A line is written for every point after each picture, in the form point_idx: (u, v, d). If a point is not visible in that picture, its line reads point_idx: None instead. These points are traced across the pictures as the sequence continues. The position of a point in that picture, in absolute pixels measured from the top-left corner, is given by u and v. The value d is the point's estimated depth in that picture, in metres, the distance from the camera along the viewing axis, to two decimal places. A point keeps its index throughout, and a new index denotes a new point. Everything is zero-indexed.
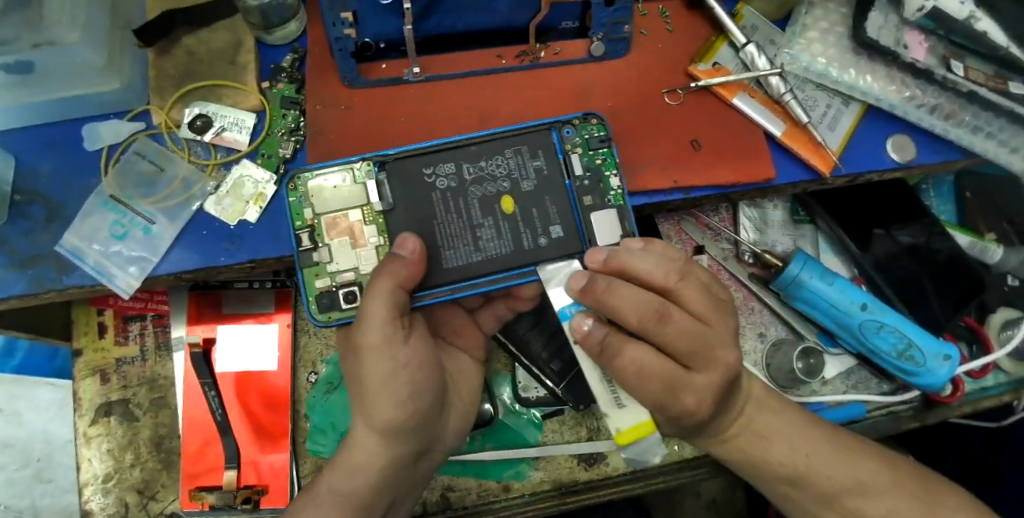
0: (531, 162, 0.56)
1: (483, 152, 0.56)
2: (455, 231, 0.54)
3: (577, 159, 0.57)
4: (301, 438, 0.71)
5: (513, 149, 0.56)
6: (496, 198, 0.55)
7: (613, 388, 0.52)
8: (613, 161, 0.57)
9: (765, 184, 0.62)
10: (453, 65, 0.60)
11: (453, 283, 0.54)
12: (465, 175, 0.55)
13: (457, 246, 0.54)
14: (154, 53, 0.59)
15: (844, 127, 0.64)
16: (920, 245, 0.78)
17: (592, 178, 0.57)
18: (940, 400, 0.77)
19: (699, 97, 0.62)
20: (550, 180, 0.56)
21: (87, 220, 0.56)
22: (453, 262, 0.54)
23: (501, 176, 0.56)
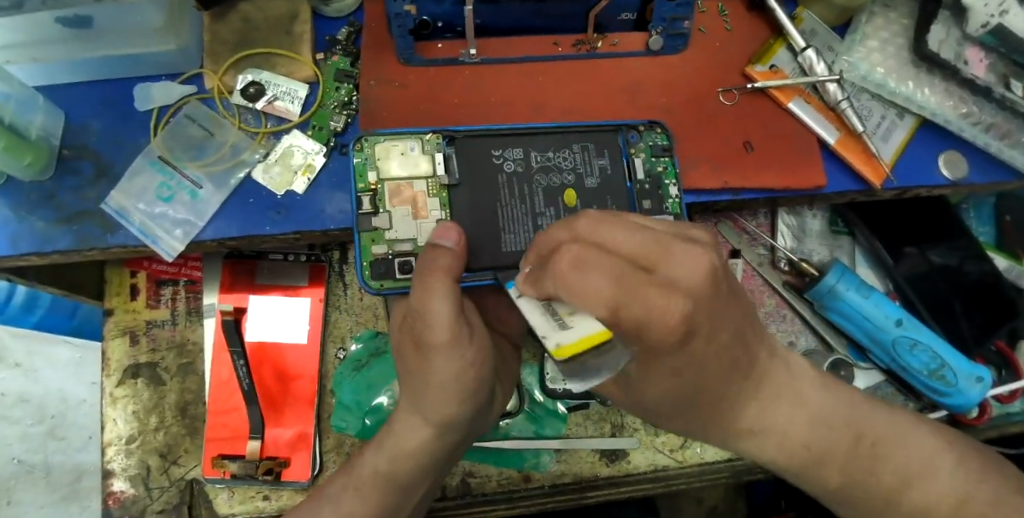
0: (597, 160, 0.56)
1: (554, 143, 0.56)
2: (516, 216, 0.53)
3: (640, 163, 0.56)
4: (326, 413, 0.71)
5: (581, 144, 0.56)
6: (559, 190, 0.54)
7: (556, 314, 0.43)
8: (674, 171, 0.57)
9: (815, 191, 0.61)
10: (510, 49, 0.60)
11: (506, 268, 0.52)
12: (531, 162, 0.55)
13: (516, 231, 0.53)
14: (210, 17, 0.59)
15: (898, 140, 0.63)
16: (951, 267, 0.78)
17: (652, 184, 0.56)
18: (966, 422, 0.76)
19: (756, 99, 0.61)
20: (614, 180, 0.55)
21: (134, 180, 0.56)
22: (511, 246, 0.53)
23: (568, 167, 0.55)
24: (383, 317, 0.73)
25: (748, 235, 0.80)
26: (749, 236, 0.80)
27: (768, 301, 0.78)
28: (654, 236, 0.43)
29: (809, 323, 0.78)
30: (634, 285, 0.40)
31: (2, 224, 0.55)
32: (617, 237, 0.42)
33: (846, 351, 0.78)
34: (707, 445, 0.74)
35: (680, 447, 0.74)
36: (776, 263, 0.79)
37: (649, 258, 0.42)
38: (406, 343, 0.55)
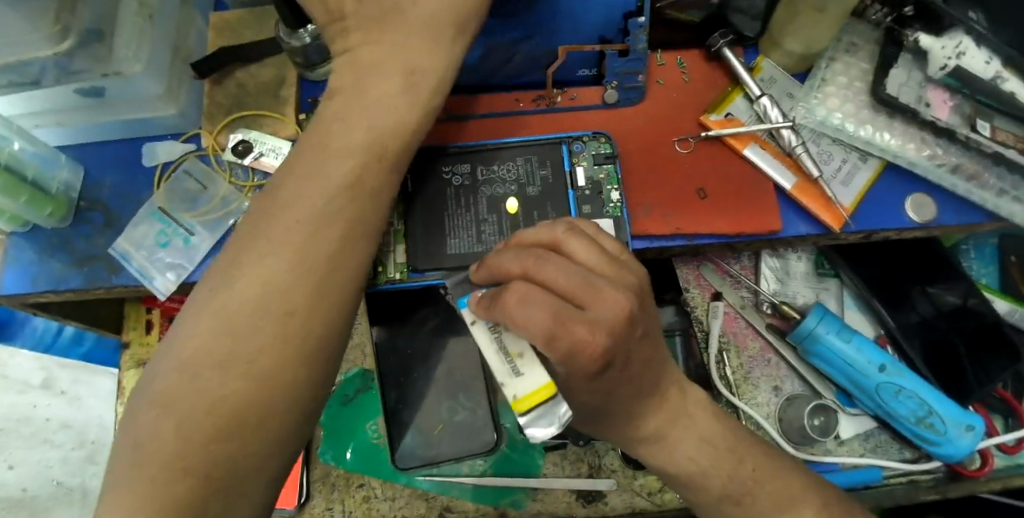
0: (539, 170, 0.60)
1: (497, 157, 0.61)
2: (462, 223, 0.59)
3: (583, 171, 0.61)
4: (316, 445, 0.76)
5: (524, 157, 0.61)
6: (503, 198, 0.59)
7: (509, 358, 0.49)
8: (617, 178, 0.61)
9: (771, 235, 0.62)
10: (475, 105, 0.64)
11: (451, 268, 0.57)
12: (477, 176, 0.60)
13: (461, 236, 0.58)
14: (208, 84, 0.66)
15: (860, 183, 0.63)
16: (961, 307, 0.76)
17: (594, 190, 0.60)
18: (968, 473, 0.74)
19: (709, 146, 0.63)
20: (555, 187, 0.60)
21: (137, 228, 0.63)
22: (457, 250, 0.58)
23: (510, 179, 0.60)
24: (370, 356, 0.78)
25: (731, 278, 0.80)
26: (733, 278, 0.80)
27: (752, 345, 0.78)
28: (591, 276, 0.49)
29: (796, 368, 0.77)
30: (569, 321, 0.46)
31: (26, 266, 0.63)
32: (557, 275, 0.48)
33: (834, 396, 0.76)
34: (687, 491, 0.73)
35: (659, 490, 0.74)
36: (760, 307, 0.79)
37: (583, 297, 0.48)
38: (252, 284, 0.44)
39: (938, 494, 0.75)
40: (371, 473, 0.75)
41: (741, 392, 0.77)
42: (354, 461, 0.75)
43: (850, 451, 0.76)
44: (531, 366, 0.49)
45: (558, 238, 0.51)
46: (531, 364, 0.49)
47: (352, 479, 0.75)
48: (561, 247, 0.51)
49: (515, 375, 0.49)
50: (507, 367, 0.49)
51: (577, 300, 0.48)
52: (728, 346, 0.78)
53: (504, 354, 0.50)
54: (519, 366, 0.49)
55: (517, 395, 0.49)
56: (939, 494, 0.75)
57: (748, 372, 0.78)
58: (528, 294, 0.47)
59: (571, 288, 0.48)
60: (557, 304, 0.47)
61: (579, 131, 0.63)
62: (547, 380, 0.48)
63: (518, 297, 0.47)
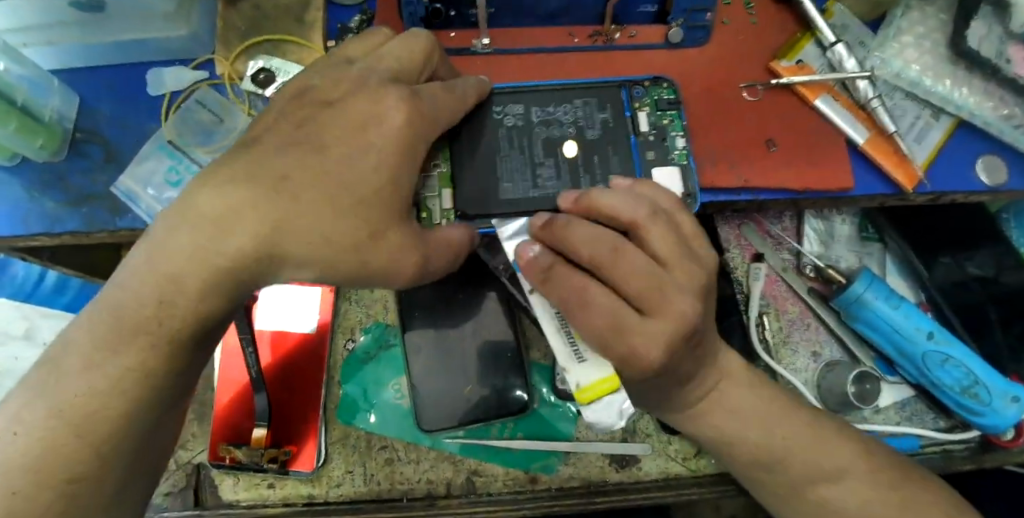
0: (599, 113, 0.55)
1: (553, 98, 0.55)
2: (515, 166, 0.53)
3: (645, 116, 0.56)
4: (331, 405, 0.70)
5: (582, 99, 0.56)
6: (560, 141, 0.54)
7: (573, 342, 0.49)
8: (681, 124, 0.56)
9: (840, 193, 0.58)
10: (525, 40, 0.58)
11: (507, 214, 0.52)
12: (532, 116, 0.55)
13: (515, 181, 0.53)
14: (222, 4, 0.59)
15: (933, 141, 0.60)
16: (988, 278, 0.74)
17: (657, 135, 0.55)
18: (1000, 444, 0.73)
19: (778, 95, 0.59)
20: (616, 132, 0.55)
21: (143, 164, 0.56)
22: (510, 195, 0.53)
23: (568, 120, 0.55)
24: (393, 311, 0.72)
25: (772, 239, 0.76)
26: (773, 239, 0.76)
27: (791, 308, 0.75)
28: (663, 278, 0.48)
29: (835, 334, 0.74)
30: (626, 331, 0.47)
31: (15, 205, 0.55)
32: (628, 273, 0.48)
33: (873, 364, 0.74)
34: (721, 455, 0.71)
35: (692, 455, 0.71)
36: (801, 269, 0.75)
37: (648, 303, 0.48)
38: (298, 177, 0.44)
39: (972, 463, 0.74)
40: (394, 434, 0.69)
41: (780, 358, 0.74)
42: (375, 420, 0.70)
43: (886, 419, 0.74)
44: (595, 355, 0.49)
45: (638, 221, 0.49)
46: (593, 353, 0.49)
47: (373, 441, 0.69)
48: (638, 230, 0.49)
49: (577, 362, 0.49)
50: (573, 355, 0.49)
51: (639, 305, 0.48)
52: (768, 309, 0.74)
53: (569, 340, 0.50)
54: (582, 351, 0.49)
55: (580, 384, 0.49)
56: (973, 463, 0.74)
57: (788, 335, 0.74)
58: (590, 295, 0.48)
59: (637, 289, 0.48)
60: (619, 306, 0.48)
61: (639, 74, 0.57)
62: (613, 372, 0.48)
63: (579, 301, 0.48)
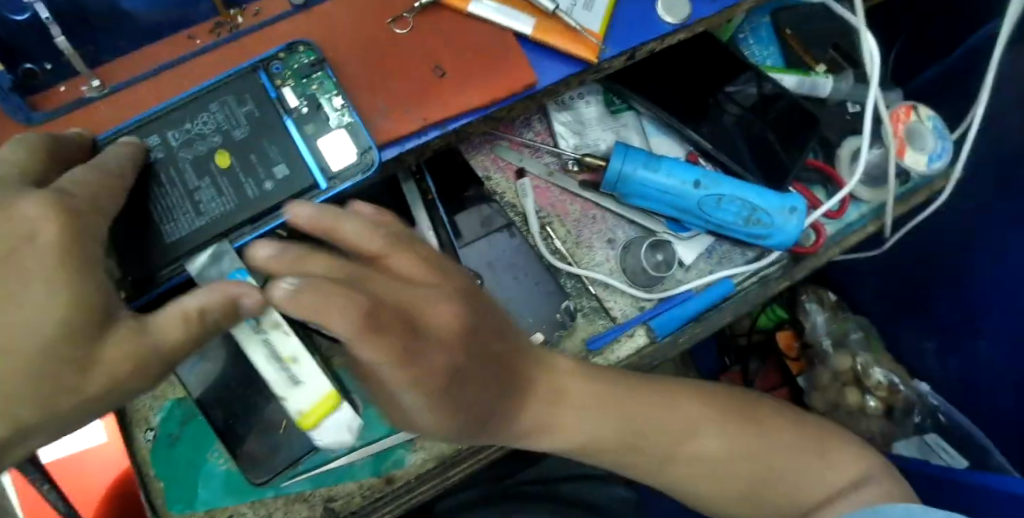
0: (240, 109, 0.50)
1: (186, 113, 0.50)
2: (171, 201, 0.49)
3: (291, 91, 0.51)
4: (158, 499, 0.66)
5: (216, 101, 0.50)
6: (209, 156, 0.50)
7: (284, 366, 0.47)
8: (332, 83, 0.51)
9: (529, 91, 0.56)
10: (141, 64, 0.52)
11: (184, 254, 0.48)
12: (171, 143, 0.49)
13: (178, 217, 0.48)
14: None
15: (604, 3, 0.58)
16: (766, 94, 0.76)
17: (311, 106, 0.51)
18: (805, 252, 0.76)
19: (430, 17, 0.55)
20: (265, 120, 0.51)
21: None
22: (178, 233, 0.48)
23: (211, 130, 0.50)
24: (179, 385, 0.67)
25: (529, 149, 0.74)
26: (529, 148, 0.74)
27: (572, 209, 0.74)
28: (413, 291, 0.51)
29: (621, 215, 0.74)
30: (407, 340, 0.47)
31: None
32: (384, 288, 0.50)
33: (666, 228, 0.74)
34: None
35: None
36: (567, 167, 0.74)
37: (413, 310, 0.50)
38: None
39: (787, 279, 0.77)
40: (234, 500, 0.66)
41: (579, 260, 0.73)
42: (207, 495, 0.66)
43: (698, 274, 0.74)
44: (307, 374, 0.46)
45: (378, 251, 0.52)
46: (308, 373, 0.46)
47: (216, 517, 0.66)
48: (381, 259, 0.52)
49: (294, 386, 0.46)
50: (287, 378, 0.46)
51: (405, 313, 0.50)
52: (549, 220, 0.73)
53: (277, 360, 0.47)
54: (296, 374, 0.46)
55: (301, 410, 0.46)
56: (787, 278, 0.77)
57: (578, 236, 0.73)
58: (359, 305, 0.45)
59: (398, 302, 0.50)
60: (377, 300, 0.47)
61: (273, 47, 0.52)
62: (330, 389, 0.46)
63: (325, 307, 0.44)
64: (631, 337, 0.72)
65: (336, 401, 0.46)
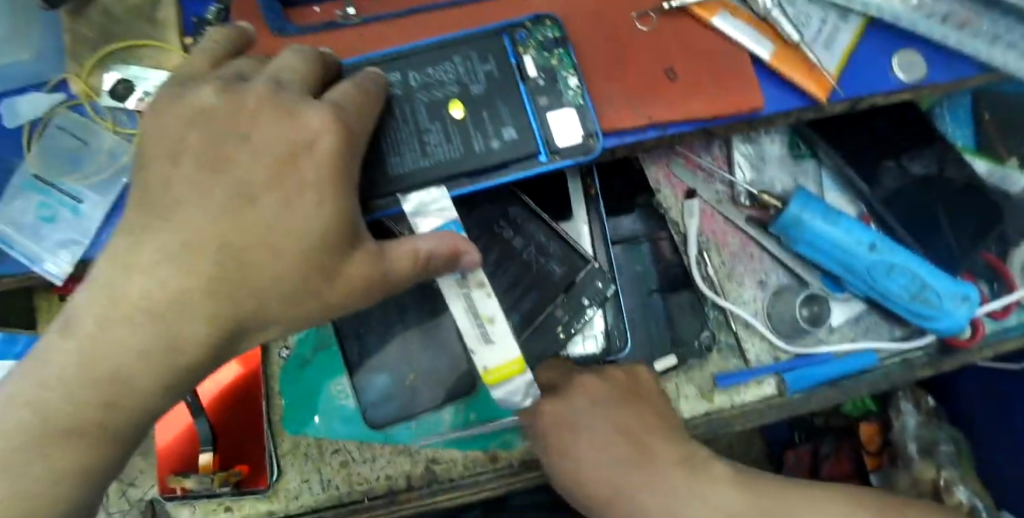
0: (481, 66, 0.51)
1: (430, 59, 0.51)
2: (399, 136, 0.49)
3: (531, 59, 0.52)
4: (277, 415, 0.69)
5: (461, 55, 0.51)
6: (443, 103, 0.50)
7: (482, 326, 0.54)
8: (571, 63, 0.52)
9: (752, 114, 0.55)
10: (393, 3, 0.54)
11: (403, 189, 0.48)
12: (410, 83, 0.50)
13: (403, 153, 0.49)
14: (68, 16, 0.54)
15: (843, 45, 0.57)
16: (932, 176, 0.72)
17: (547, 78, 0.51)
18: (960, 344, 0.71)
19: (674, 21, 0.55)
20: (502, 82, 0.51)
21: (10, 205, 0.52)
22: (401, 168, 0.49)
23: (448, 79, 0.51)
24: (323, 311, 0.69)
25: (703, 172, 0.73)
26: (704, 172, 0.73)
27: (732, 241, 0.72)
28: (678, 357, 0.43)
29: (779, 259, 0.72)
30: None
31: None
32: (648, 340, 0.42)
33: (821, 283, 0.72)
34: (680, 402, 0.69)
35: None
36: (736, 198, 0.73)
37: None
38: (188, 230, 0.38)
39: (933, 369, 0.72)
40: (345, 435, 0.67)
41: (726, 292, 0.71)
42: (322, 425, 0.68)
43: (841, 338, 0.72)
44: (501, 338, 0.54)
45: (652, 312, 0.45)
46: (501, 336, 0.55)
47: (325, 446, 0.68)
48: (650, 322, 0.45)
49: (486, 344, 0.54)
50: (480, 335, 0.54)
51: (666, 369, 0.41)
52: (707, 246, 0.72)
53: (475, 318, 0.54)
54: (490, 334, 0.54)
55: (488, 366, 0.55)
56: (934, 368, 0.72)
57: (731, 269, 0.72)
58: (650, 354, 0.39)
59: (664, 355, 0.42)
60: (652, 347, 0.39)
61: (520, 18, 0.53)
62: (518, 356, 0.55)
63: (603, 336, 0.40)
64: (759, 385, 0.70)
65: (520, 368, 0.55)
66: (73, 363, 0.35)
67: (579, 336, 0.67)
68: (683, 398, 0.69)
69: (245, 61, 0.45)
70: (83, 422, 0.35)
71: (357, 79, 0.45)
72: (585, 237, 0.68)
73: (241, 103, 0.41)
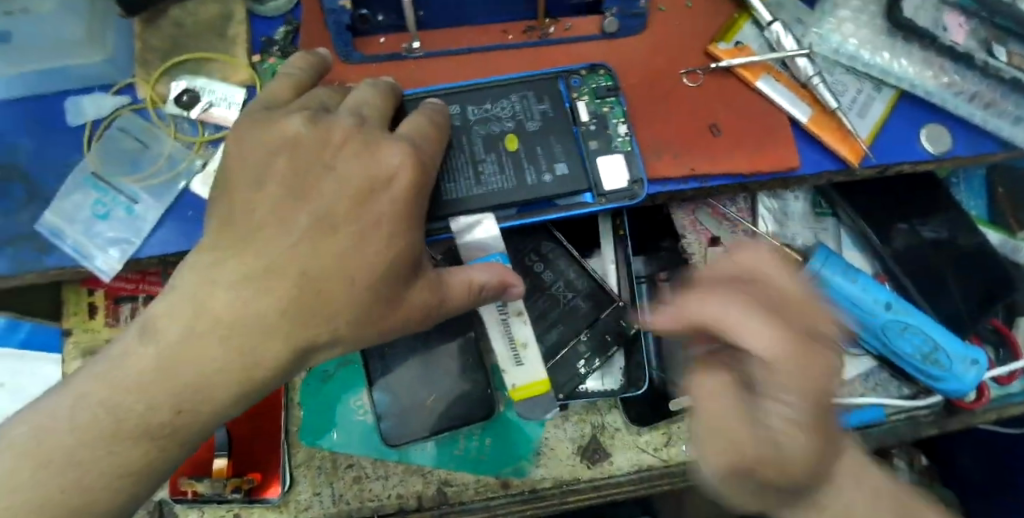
0: (537, 106, 0.53)
1: (489, 95, 0.53)
2: (456, 165, 0.51)
3: (584, 106, 0.54)
4: (294, 427, 0.69)
5: (518, 94, 0.54)
6: (500, 137, 0.52)
7: (515, 350, 0.60)
8: (621, 111, 0.55)
9: (788, 172, 0.57)
10: (456, 41, 0.57)
11: (455, 215, 0.50)
12: (468, 116, 0.52)
13: (457, 180, 0.51)
14: (138, 23, 0.56)
15: (876, 114, 0.60)
16: (943, 240, 0.75)
17: (598, 125, 0.54)
18: (964, 406, 0.73)
19: (720, 79, 0.58)
20: (556, 121, 0.53)
21: (67, 200, 0.54)
22: (455, 195, 0.50)
23: (505, 116, 0.53)
24: None
25: (729, 222, 0.74)
26: (730, 222, 0.75)
27: None
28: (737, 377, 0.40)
29: None
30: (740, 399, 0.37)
31: None
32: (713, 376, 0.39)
33: None
34: None
35: (665, 445, 0.70)
36: None
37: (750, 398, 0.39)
38: (266, 256, 0.41)
39: (938, 428, 0.74)
40: (361, 451, 0.68)
41: None
42: (339, 440, 0.68)
43: (851, 393, 0.73)
44: (530, 361, 0.60)
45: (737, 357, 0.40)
46: (530, 360, 0.60)
47: (340, 460, 0.68)
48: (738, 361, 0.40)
49: (516, 366, 0.60)
50: (513, 358, 0.60)
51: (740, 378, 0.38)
52: None
53: (509, 342, 0.60)
54: (521, 357, 0.60)
55: (516, 383, 0.60)
56: (939, 427, 0.74)
57: None
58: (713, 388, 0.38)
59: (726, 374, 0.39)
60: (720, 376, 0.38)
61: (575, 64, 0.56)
62: (543, 378, 0.60)
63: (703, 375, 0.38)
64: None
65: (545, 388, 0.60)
66: None
67: (597, 372, 0.68)
68: None
69: (325, 91, 0.48)
70: (153, 423, 0.38)
71: (422, 113, 0.48)
72: (610, 276, 0.70)
73: (326, 136, 0.44)
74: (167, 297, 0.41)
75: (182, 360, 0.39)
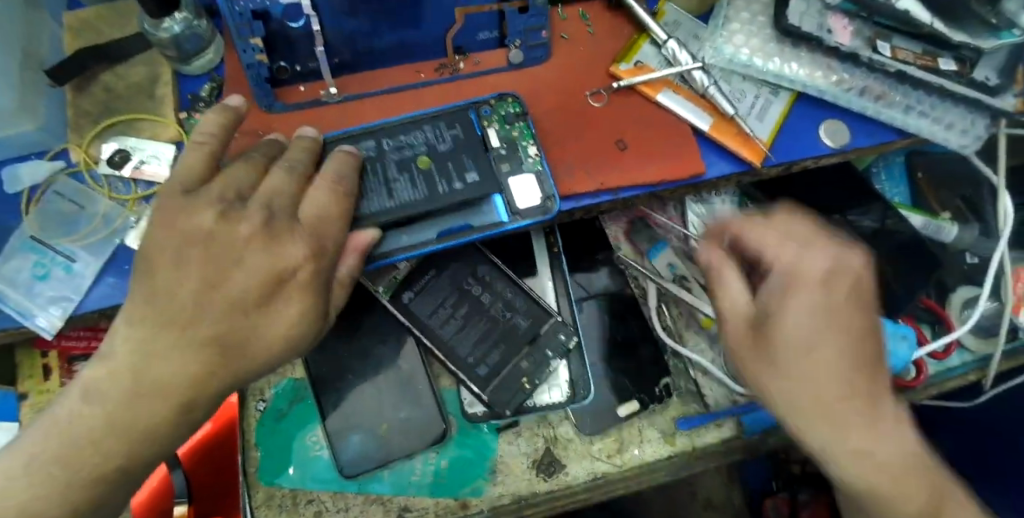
0: (448, 132, 0.57)
1: (403, 126, 0.57)
2: (370, 184, 0.54)
3: (495, 132, 0.58)
4: (251, 467, 0.70)
5: (430, 123, 0.57)
6: (412, 159, 0.55)
7: None
8: (531, 133, 0.58)
9: (696, 179, 0.61)
10: (373, 83, 0.60)
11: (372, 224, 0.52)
12: (383, 147, 0.56)
13: (372, 196, 0.54)
14: (70, 91, 0.60)
15: (775, 115, 0.64)
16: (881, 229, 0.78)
17: (509, 148, 0.58)
18: (906, 384, 0.76)
19: (624, 97, 0.62)
20: (467, 144, 0.57)
21: (8, 263, 0.56)
22: (370, 210, 0.53)
23: (417, 142, 0.56)
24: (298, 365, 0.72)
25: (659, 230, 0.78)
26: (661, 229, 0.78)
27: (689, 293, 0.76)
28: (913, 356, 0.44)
29: None
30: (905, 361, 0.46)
31: None
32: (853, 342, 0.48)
33: None
34: (644, 445, 0.72)
35: (618, 451, 0.72)
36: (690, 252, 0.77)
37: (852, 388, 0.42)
38: None
39: None
40: (319, 486, 0.69)
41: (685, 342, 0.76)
42: (297, 476, 0.70)
43: None
44: None
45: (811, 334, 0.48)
46: None
47: (300, 496, 0.69)
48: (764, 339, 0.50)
49: None
50: None
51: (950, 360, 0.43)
52: (665, 298, 0.77)
53: None
54: None
55: None
56: None
57: (687, 322, 0.77)
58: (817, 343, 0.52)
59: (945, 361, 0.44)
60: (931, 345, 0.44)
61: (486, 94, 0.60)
62: None
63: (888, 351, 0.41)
64: (719, 427, 0.74)
65: None
66: (89, 420, 0.44)
67: (545, 385, 0.71)
68: (647, 441, 0.73)
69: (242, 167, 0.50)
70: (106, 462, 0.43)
71: (337, 155, 0.53)
72: (548, 293, 0.73)
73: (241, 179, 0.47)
74: (98, 364, 0.45)
75: (125, 419, 0.44)
